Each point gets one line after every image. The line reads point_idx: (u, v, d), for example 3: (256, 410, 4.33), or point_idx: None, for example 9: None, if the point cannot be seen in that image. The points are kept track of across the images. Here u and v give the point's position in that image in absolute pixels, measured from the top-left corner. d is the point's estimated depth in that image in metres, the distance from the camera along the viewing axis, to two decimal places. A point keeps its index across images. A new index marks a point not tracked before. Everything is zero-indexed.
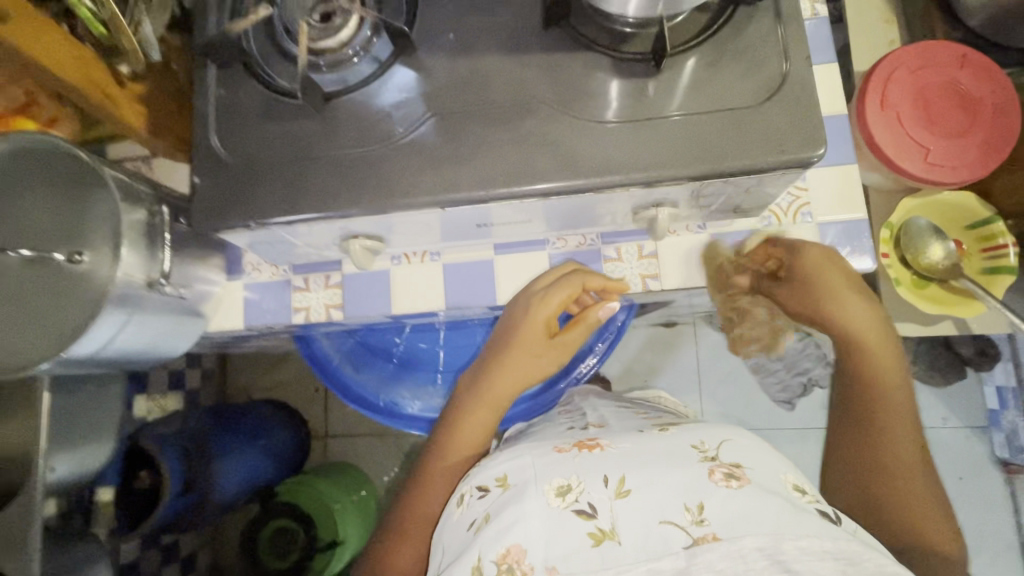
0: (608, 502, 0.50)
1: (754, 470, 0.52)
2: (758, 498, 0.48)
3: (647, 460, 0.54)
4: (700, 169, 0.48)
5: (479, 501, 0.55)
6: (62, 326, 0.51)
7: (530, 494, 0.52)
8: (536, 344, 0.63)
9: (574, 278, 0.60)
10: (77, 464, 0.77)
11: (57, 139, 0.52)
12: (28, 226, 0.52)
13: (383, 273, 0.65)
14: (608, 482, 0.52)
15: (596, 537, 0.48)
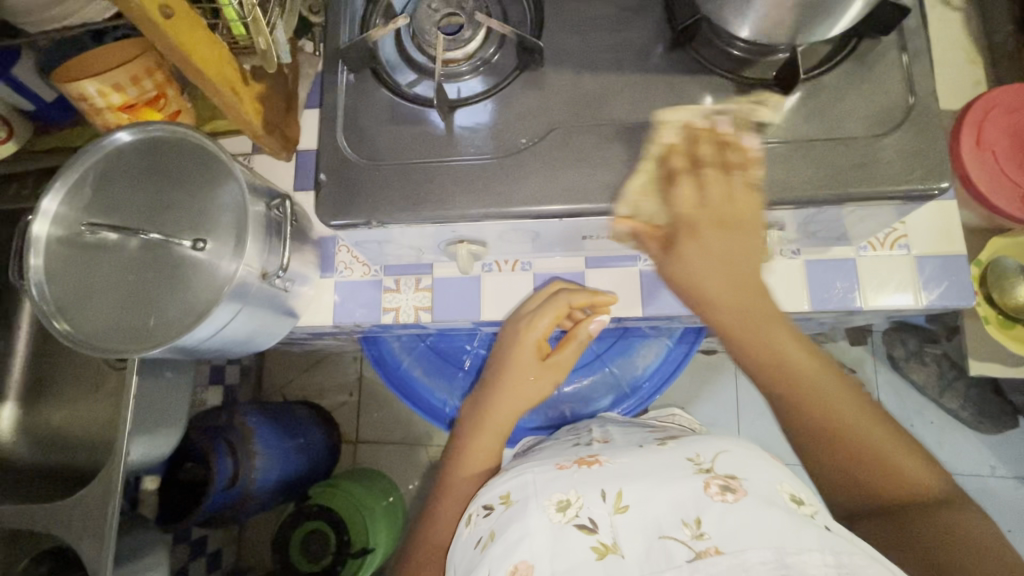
0: (608, 517, 0.49)
1: (751, 480, 0.50)
2: (761, 509, 0.46)
3: (642, 474, 0.53)
4: (821, 193, 0.49)
5: (485, 519, 0.54)
6: (182, 311, 0.53)
7: (532, 510, 0.51)
8: (528, 362, 0.65)
9: (557, 298, 0.62)
10: (147, 450, 0.77)
11: (188, 131, 0.54)
12: (155, 214, 0.54)
13: (475, 280, 0.67)
14: (607, 496, 0.51)
15: (600, 551, 0.47)
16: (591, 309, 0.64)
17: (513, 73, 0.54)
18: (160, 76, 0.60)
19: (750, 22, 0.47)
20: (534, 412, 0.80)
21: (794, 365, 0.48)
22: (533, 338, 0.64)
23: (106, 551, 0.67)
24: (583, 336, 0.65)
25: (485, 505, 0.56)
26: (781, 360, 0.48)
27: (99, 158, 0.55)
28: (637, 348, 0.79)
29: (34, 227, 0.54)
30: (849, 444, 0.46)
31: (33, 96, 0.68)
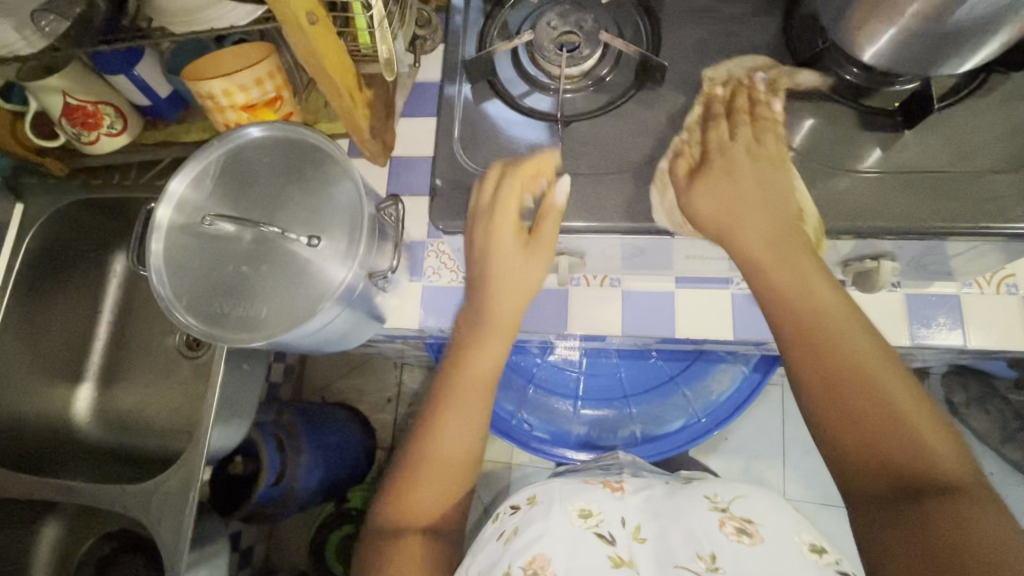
0: (626, 537, 0.59)
1: (763, 526, 0.59)
2: (772, 558, 0.54)
3: (657, 509, 0.63)
4: (947, 225, 0.48)
5: (511, 517, 0.65)
6: (294, 305, 0.55)
7: (555, 511, 0.61)
8: (502, 235, 0.52)
9: (511, 169, 0.51)
10: (222, 438, 0.78)
11: (309, 132, 0.57)
12: (273, 208, 0.56)
13: (561, 292, 0.66)
14: (627, 523, 0.61)
15: (614, 561, 0.56)
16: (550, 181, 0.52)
17: (628, 91, 0.55)
18: (279, 78, 0.62)
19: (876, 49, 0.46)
20: (601, 429, 0.80)
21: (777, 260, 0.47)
22: (505, 231, 0.52)
23: (183, 535, 0.69)
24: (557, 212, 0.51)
25: (513, 505, 0.68)
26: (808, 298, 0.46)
27: (224, 151, 0.57)
28: (711, 373, 0.78)
29: (159, 213, 0.56)
30: (819, 339, 0.45)
31: (150, 91, 0.71)
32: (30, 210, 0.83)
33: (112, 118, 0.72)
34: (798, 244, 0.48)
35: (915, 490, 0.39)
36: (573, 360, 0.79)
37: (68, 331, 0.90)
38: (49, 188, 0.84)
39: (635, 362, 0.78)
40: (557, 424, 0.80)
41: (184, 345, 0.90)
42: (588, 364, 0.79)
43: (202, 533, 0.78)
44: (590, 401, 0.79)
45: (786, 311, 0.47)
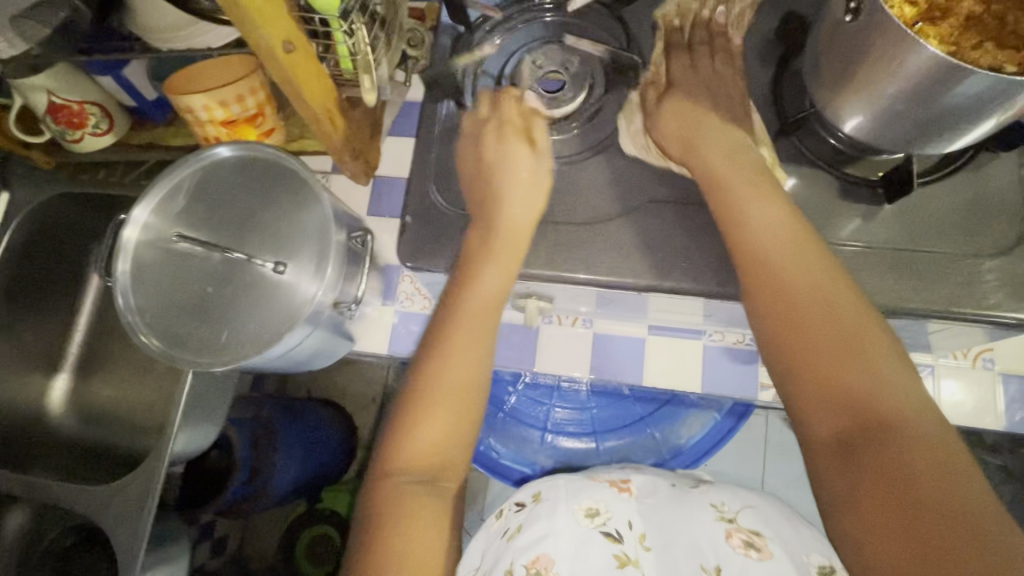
0: (632, 539, 0.63)
1: (770, 540, 0.64)
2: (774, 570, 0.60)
3: (666, 513, 0.67)
4: (917, 307, 0.47)
5: (515, 514, 0.68)
6: (257, 331, 0.54)
7: (560, 511, 0.65)
8: (520, 161, 0.52)
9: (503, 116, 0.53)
10: (189, 443, 0.78)
11: (283, 154, 0.56)
12: (242, 230, 0.56)
13: (533, 331, 0.65)
14: (633, 526, 0.65)
15: (620, 560, 0.61)
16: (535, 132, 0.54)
17: (611, 136, 0.54)
18: (261, 95, 0.61)
19: (858, 117, 0.45)
20: (568, 463, 0.78)
21: (762, 207, 0.47)
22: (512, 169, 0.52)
23: (138, 540, 0.69)
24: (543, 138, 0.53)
25: (518, 502, 0.70)
26: (781, 228, 0.46)
27: (198, 168, 0.57)
28: (683, 417, 0.77)
29: (126, 229, 0.55)
30: (786, 294, 0.45)
31: (136, 94, 0.71)
32: (16, 199, 0.84)
33: (98, 118, 0.72)
34: (793, 226, 0.46)
35: (902, 473, 0.37)
36: (545, 392, 0.78)
37: (48, 320, 0.90)
38: (37, 179, 0.84)
39: (607, 400, 0.78)
40: (524, 455, 0.79)
41: None
42: (561, 397, 0.78)
43: (162, 536, 0.78)
44: (560, 435, 0.79)
45: (770, 285, 0.45)
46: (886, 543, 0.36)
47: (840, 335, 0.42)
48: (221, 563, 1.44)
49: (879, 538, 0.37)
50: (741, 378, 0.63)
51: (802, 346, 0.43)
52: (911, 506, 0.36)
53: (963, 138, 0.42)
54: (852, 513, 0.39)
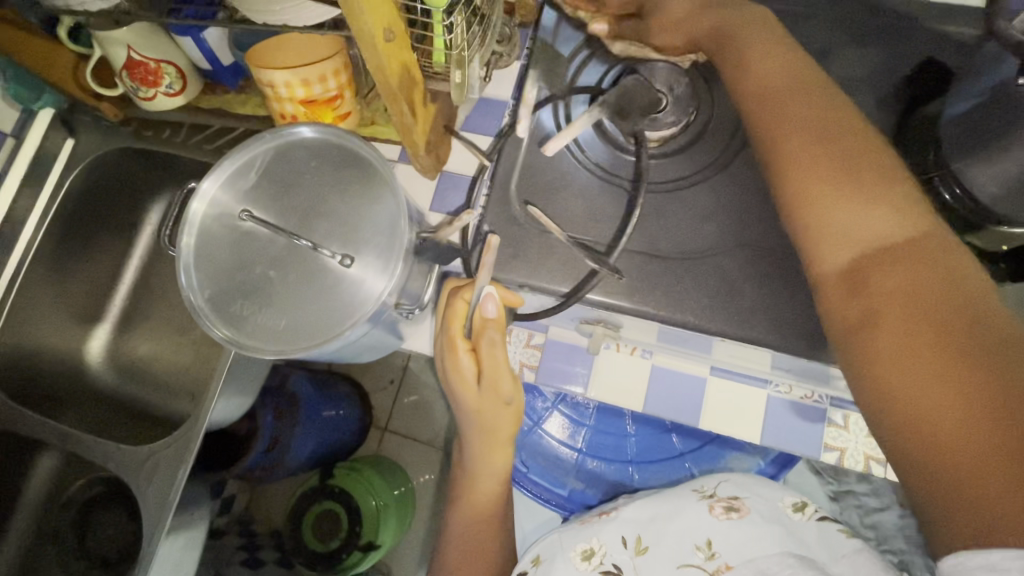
0: (630, 561, 0.61)
1: (751, 499, 0.62)
2: (754, 527, 0.58)
3: (655, 517, 0.64)
4: None
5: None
6: (314, 322, 0.53)
7: (559, 561, 0.63)
8: (469, 390, 0.56)
9: (451, 349, 0.55)
10: (222, 414, 0.78)
11: (361, 144, 0.54)
12: (309, 214, 0.54)
13: (589, 354, 0.63)
14: (628, 542, 0.62)
15: None
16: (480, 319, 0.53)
17: (707, 166, 0.52)
18: (344, 77, 0.59)
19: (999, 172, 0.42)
20: (599, 490, 0.76)
21: (776, 60, 0.49)
22: (467, 376, 0.56)
23: (164, 505, 0.69)
24: (490, 328, 0.52)
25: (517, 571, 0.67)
26: (801, 81, 0.47)
27: (273, 147, 0.55)
28: (726, 459, 0.74)
29: (194, 200, 0.54)
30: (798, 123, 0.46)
31: (212, 58, 0.69)
32: (79, 144, 0.84)
33: (172, 78, 0.71)
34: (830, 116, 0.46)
35: (919, 297, 0.38)
36: (585, 413, 0.76)
37: (92, 268, 0.89)
38: (102, 127, 0.84)
39: (647, 431, 0.75)
40: (555, 475, 0.77)
41: None
42: (600, 421, 0.76)
43: (185, 501, 0.78)
44: (594, 460, 0.76)
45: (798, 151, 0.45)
46: (909, 361, 0.37)
47: (863, 181, 0.43)
48: (227, 521, 1.46)
49: (912, 377, 0.37)
50: (802, 434, 0.59)
51: (807, 175, 0.44)
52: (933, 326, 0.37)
53: None
54: (864, 340, 0.39)
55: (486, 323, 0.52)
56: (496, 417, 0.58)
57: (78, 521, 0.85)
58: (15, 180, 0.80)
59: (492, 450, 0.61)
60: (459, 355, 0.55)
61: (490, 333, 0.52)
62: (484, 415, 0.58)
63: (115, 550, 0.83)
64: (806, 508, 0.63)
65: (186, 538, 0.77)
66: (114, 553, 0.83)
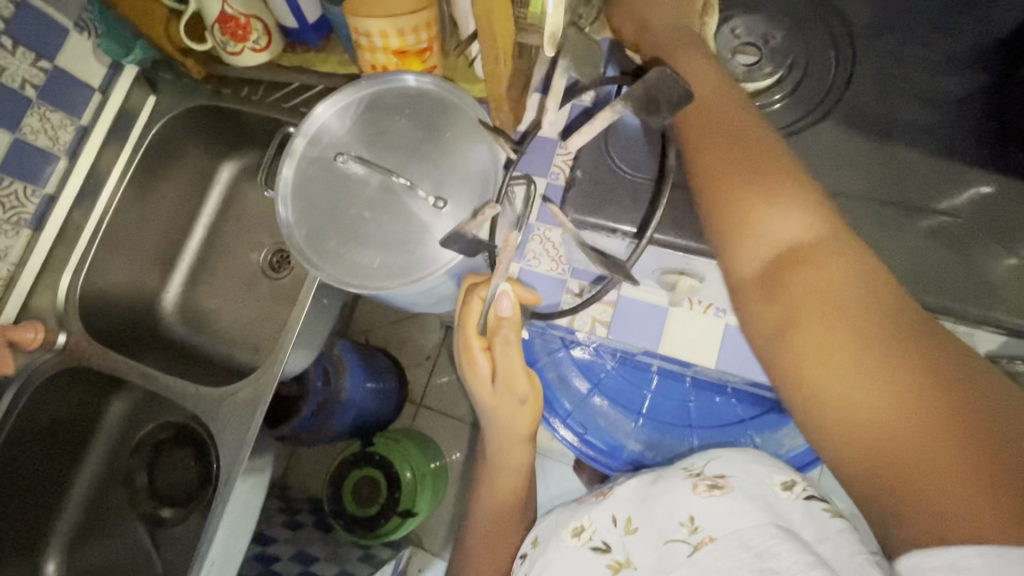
0: (619, 538, 0.57)
1: (736, 477, 0.56)
2: (738, 498, 0.52)
3: (644, 497, 0.60)
4: None
5: (520, 566, 0.64)
6: (406, 263, 0.54)
7: (553, 545, 0.61)
8: (484, 390, 0.59)
9: (468, 351, 0.57)
10: (294, 365, 0.81)
11: (460, 95, 0.56)
12: (405, 161, 0.56)
13: (662, 309, 0.63)
14: (618, 521, 0.59)
15: (613, 567, 0.55)
16: (496, 317, 0.55)
17: (799, 122, 0.53)
18: (434, 30, 0.61)
19: None
20: (658, 453, 0.77)
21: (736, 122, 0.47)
22: (484, 377, 0.58)
23: (243, 442, 0.73)
24: (507, 325, 0.54)
25: (521, 553, 0.66)
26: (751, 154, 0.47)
27: (371, 92, 0.57)
28: (786, 427, 0.74)
29: (296, 140, 0.57)
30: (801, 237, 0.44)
31: (300, 15, 0.72)
32: (160, 102, 0.87)
33: (259, 34, 0.73)
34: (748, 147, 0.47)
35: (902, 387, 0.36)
36: (644, 376, 0.77)
37: (164, 223, 0.93)
38: (180, 86, 0.87)
39: (706, 396, 0.76)
40: (613, 436, 0.78)
41: (267, 265, 0.94)
42: (660, 385, 0.77)
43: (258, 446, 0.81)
44: (653, 423, 0.77)
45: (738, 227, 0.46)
46: (869, 389, 0.37)
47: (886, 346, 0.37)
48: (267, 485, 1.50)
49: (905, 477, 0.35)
50: None
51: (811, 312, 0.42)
52: (921, 363, 0.36)
53: None
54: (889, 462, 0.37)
55: (502, 322, 0.55)
56: (513, 415, 0.61)
57: (147, 463, 0.88)
58: (101, 133, 0.84)
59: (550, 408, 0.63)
60: (476, 355, 0.58)
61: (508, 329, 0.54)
62: (501, 411, 0.61)
63: (183, 493, 0.86)
64: (791, 487, 0.56)
65: (257, 481, 0.80)
66: (181, 496, 0.86)
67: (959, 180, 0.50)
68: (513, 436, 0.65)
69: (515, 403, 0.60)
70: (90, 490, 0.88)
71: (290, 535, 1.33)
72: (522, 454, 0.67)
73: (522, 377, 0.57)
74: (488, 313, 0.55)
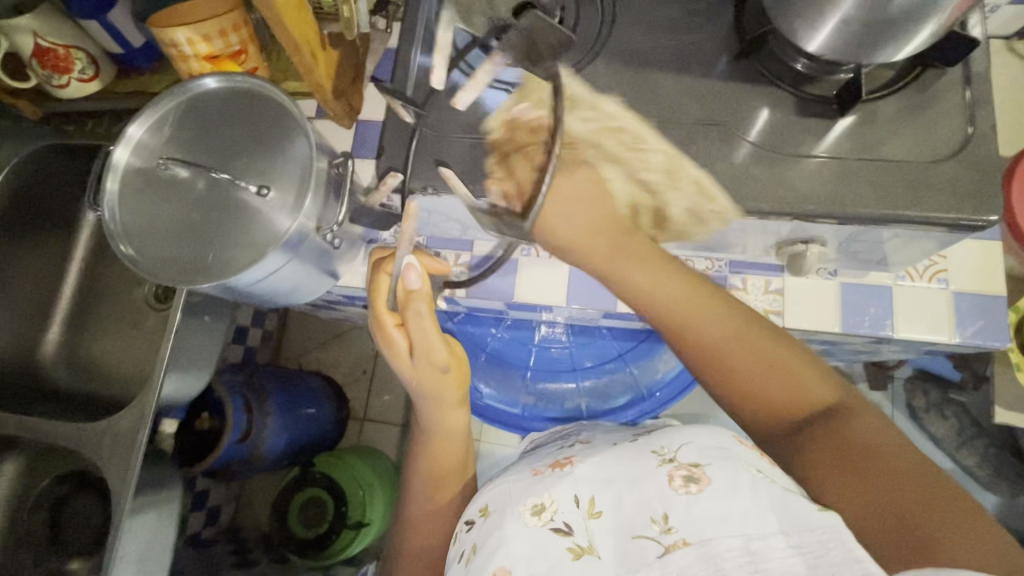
0: (582, 521, 0.53)
1: (714, 466, 0.51)
2: (722, 501, 0.48)
3: (612, 474, 0.56)
4: (861, 209, 0.52)
5: (468, 534, 0.60)
6: (242, 255, 0.56)
7: (508, 518, 0.55)
8: (402, 363, 0.63)
9: (381, 325, 0.62)
10: (182, 389, 0.80)
11: (265, 84, 0.58)
12: (228, 158, 0.58)
13: (512, 263, 0.69)
14: (580, 501, 0.55)
15: (575, 552, 0.51)
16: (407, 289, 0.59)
17: (579, 65, 0.58)
18: (244, 32, 0.63)
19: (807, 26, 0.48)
20: (551, 402, 0.82)
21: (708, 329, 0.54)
22: (401, 352, 0.62)
23: (131, 473, 0.72)
24: (413, 291, 0.58)
25: (468, 519, 0.61)
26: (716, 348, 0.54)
27: (184, 100, 0.59)
28: (659, 352, 0.80)
29: (115, 155, 0.58)
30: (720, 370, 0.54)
31: (120, 39, 0.72)
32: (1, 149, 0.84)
33: (84, 63, 0.73)
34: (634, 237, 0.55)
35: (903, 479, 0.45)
36: (527, 334, 0.81)
37: (33, 276, 0.90)
38: (21, 131, 0.85)
39: (587, 339, 0.81)
40: (508, 393, 0.82)
41: (151, 298, 0.90)
42: (542, 337, 0.81)
43: (162, 477, 0.79)
44: (544, 373, 0.83)
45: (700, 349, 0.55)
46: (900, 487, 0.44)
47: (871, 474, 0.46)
48: (215, 531, 1.47)
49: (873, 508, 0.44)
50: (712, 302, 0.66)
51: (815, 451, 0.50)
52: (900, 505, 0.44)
53: (897, 53, 0.48)
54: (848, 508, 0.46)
55: (412, 295, 0.58)
56: (437, 384, 0.64)
57: (48, 520, 0.85)
58: None
59: (444, 411, 0.67)
60: (390, 330, 0.62)
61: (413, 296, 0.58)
62: (426, 382, 0.63)
63: (90, 540, 0.86)
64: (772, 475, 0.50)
65: (162, 513, 0.78)
66: (90, 544, 0.86)
67: (735, 94, 0.56)
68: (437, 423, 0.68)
69: (438, 374, 0.63)
70: None
71: None
72: (456, 420, 0.68)
73: (436, 343, 0.60)
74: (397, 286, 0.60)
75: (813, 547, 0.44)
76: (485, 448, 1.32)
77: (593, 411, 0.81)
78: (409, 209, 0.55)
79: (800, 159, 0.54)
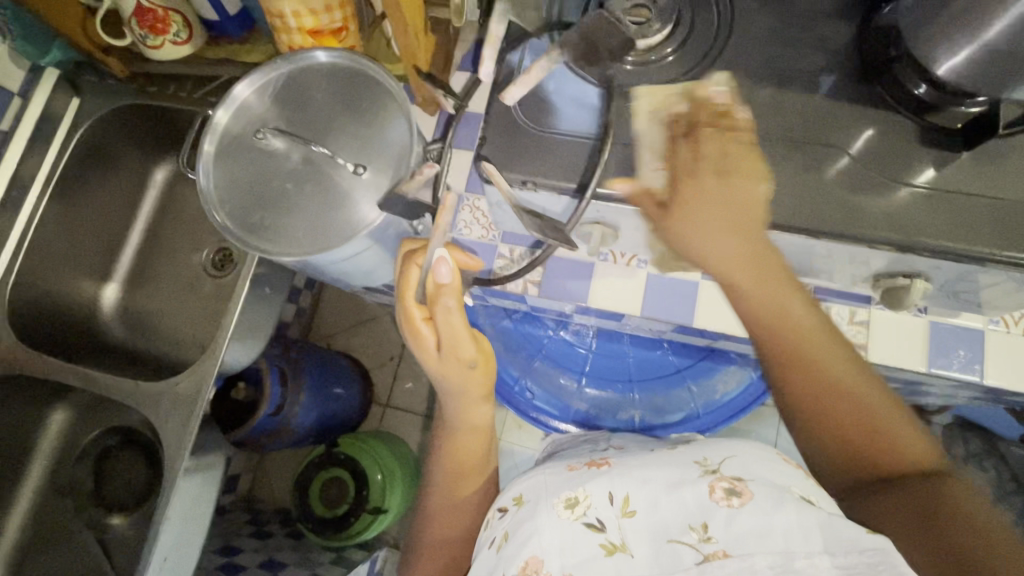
0: (615, 520, 0.52)
1: (756, 482, 0.51)
2: (763, 513, 0.47)
3: (652, 476, 0.55)
4: (975, 248, 0.50)
5: (500, 521, 0.59)
6: (329, 231, 0.56)
7: (541, 508, 0.55)
8: (429, 359, 0.59)
9: (409, 321, 0.58)
10: (238, 358, 0.80)
11: (371, 62, 0.57)
12: (326, 132, 0.58)
13: (588, 267, 0.68)
14: (614, 499, 0.53)
15: (608, 548, 0.50)
16: (435, 286, 0.54)
17: (690, 71, 0.56)
18: (348, 9, 0.63)
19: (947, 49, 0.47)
20: (602, 409, 0.81)
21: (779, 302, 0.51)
22: (430, 347, 0.59)
23: (187, 435, 0.72)
24: (442, 287, 0.53)
25: (500, 508, 0.61)
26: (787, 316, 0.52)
27: (287, 70, 0.59)
28: (719, 372, 0.79)
29: (216, 116, 0.58)
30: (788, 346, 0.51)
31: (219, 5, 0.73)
32: (84, 104, 0.85)
33: (179, 27, 0.74)
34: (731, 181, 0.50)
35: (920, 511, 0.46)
36: (585, 339, 0.80)
37: (98, 230, 0.91)
38: (104, 86, 0.85)
39: (645, 351, 0.80)
40: (560, 397, 0.82)
41: (210, 264, 0.91)
42: (601, 343, 0.80)
43: (210, 443, 0.80)
44: (599, 380, 0.82)
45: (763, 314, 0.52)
46: (953, 509, 0.45)
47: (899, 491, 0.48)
48: (233, 500, 1.48)
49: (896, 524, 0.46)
50: None
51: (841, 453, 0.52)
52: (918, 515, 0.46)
53: None
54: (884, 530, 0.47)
55: (441, 290, 0.54)
56: (464, 382, 0.61)
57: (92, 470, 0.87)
58: (24, 138, 0.81)
59: (468, 408, 0.65)
60: (419, 326, 0.58)
61: (444, 292, 0.53)
62: (452, 380, 0.60)
63: (131, 495, 0.86)
64: (818, 502, 0.50)
65: (208, 478, 0.79)
66: (131, 500, 0.86)
67: (848, 116, 0.54)
68: (469, 424, 0.68)
69: (465, 371, 0.60)
70: (31, 507, 0.85)
71: (259, 545, 1.29)
72: (481, 419, 0.67)
73: (465, 342, 0.56)
74: (426, 281, 0.55)
75: (862, 568, 0.42)
76: (511, 447, 1.31)
77: (645, 424, 0.80)
78: (445, 202, 0.50)
79: (911, 189, 0.52)
